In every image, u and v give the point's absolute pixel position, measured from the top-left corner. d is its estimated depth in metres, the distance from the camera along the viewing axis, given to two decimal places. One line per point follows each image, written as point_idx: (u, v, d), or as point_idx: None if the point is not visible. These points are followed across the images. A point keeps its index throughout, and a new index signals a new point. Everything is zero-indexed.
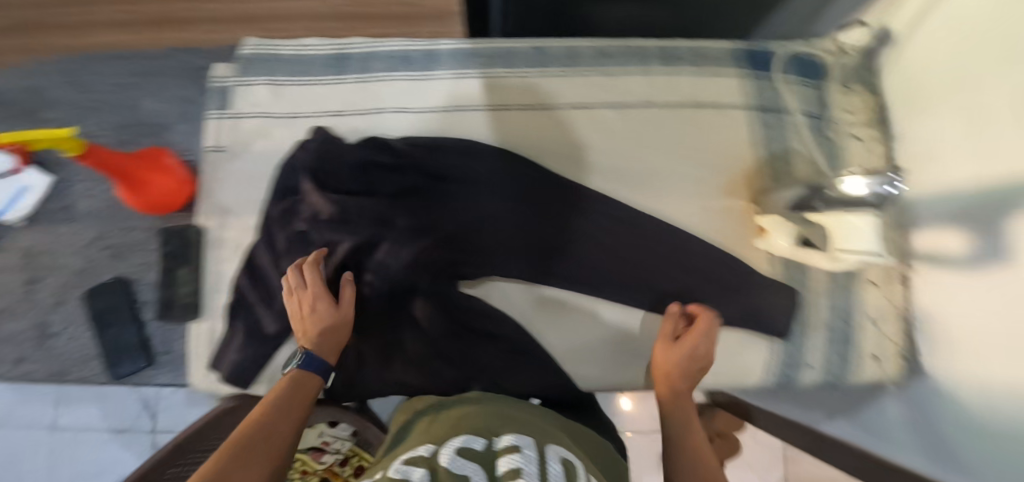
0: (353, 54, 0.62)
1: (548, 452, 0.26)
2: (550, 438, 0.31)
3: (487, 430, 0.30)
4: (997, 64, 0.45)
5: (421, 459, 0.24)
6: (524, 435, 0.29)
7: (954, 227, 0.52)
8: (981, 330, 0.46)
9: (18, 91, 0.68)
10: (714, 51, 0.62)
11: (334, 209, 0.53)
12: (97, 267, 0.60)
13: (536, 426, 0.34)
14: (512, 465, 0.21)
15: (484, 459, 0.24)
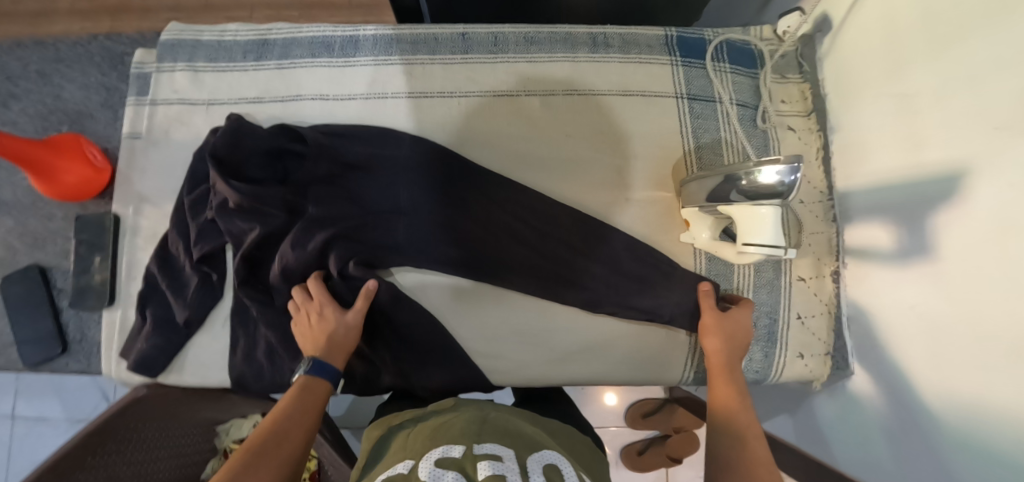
0: (274, 40, 0.61)
1: (526, 458, 0.32)
2: (532, 438, 0.36)
3: (468, 435, 0.34)
4: (925, 49, 0.43)
5: (404, 477, 0.29)
6: (502, 444, 0.33)
7: (875, 219, 0.52)
8: (920, 325, 0.45)
9: None
10: (644, 37, 0.61)
11: (240, 198, 0.51)
12: (14, 255, 0.60)
13: (510, 425, 0.38)
14: (492, 474, 0.26)
15: (462, 466, 0.29)
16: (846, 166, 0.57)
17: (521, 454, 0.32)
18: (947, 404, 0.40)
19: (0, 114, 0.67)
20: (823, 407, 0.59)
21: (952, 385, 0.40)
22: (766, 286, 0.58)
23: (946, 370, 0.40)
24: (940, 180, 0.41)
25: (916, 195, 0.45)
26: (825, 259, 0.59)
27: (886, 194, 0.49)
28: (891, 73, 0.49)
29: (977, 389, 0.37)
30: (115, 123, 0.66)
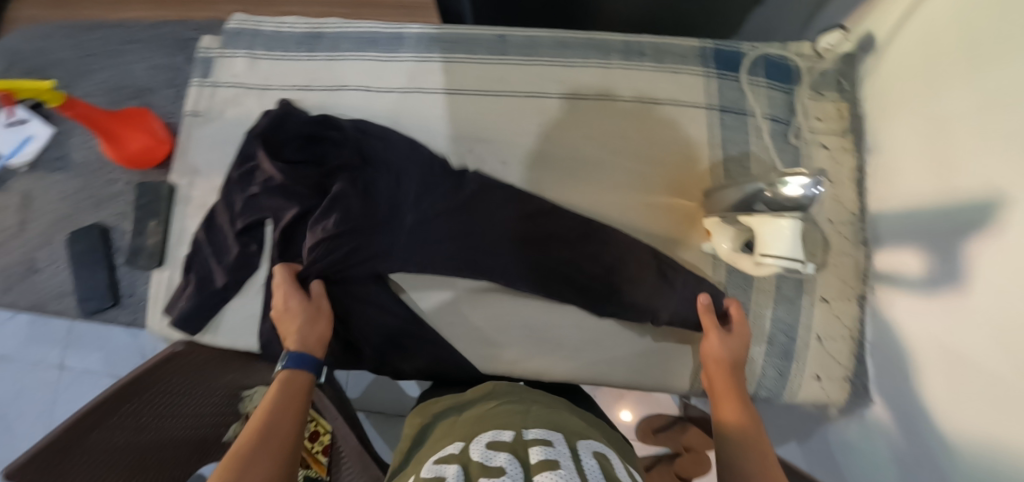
0: (325, 33, 0.65)
1: (580, 445, 0.31)
2: (577, 428, 0.36)
3: (515, 423, 0.35)
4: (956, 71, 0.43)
5: (455, 456, 0.30)
6: (551, 429, 0.34)
7: (907, 244, 0.50)
8: (942, 351, 0.44)
9: (39, 50, 0.76)
10: (678, 47, 0.62)
11: (281, 177, 0.55)
12: (80, 213, 0.66)
13: (560, 416, 0.39)
14: (545, 456, 0.26)
15: (514, 447, 0.29)
16: (882, 186, 0.55)
17: (570, 437, 0.33)
18: (969, 436, 0.38)
19: (77, 87, 0.74)
20: (840, 434, 0.57)
21: (976, 418, 0.38)
22: (784, 304, 0.57)
23: (969, 402, 0.39)
24: (974, 206, 0.40)
25: (949, 221, 0.43)
26: (852, 281, 0.57)
27: (918, 219, 0.48)
28: (929, 94, 0.48)
29: (1000, 420, 0.35)
30: (178, 101, 0.72)
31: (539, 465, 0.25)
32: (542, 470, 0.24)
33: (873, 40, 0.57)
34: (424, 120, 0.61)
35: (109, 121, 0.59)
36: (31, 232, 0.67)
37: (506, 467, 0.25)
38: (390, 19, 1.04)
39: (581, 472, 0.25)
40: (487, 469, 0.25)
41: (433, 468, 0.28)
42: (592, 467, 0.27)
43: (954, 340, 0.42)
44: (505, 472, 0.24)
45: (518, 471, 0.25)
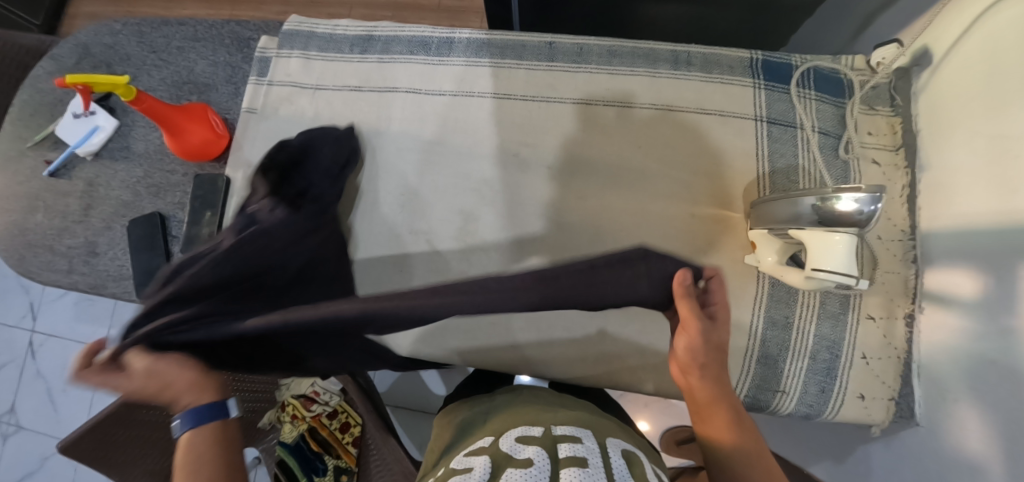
0: (378, 37, 0.67)
1: (609, 444, 0.34)
2: (605, 429, 0.38)
3: (543, 419, 0.38)
4: (1019, 90, 0.42)
5: (484, 447, 0.33)
6: (579, 426, 0.36)
7: (961, 265, 0.49)
8: (996, 377, 0.42)
9: (106, 45, 0.81)
10: (727, 59, 0.62)
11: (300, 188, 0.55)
12: (140, 201, 0.70)
13: (589, 418, 0.41)
14: (576, 454, 0.29)
15: (544, 442, 0.32)
16: (931, 207, 0.54)
17: (598, 436, 0.35)
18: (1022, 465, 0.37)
19: (144, 81, 0.78)
20: (880, 454, 0.57)
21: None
22: (830, 320, 0.56)
23: (1021, 427, 0.38)
24: None
25: (1006, 242, 0.42)
26: (898, 300, 0.56)
27: (974, 239, 0.47)
28: (992, 111, 0.46)
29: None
30: (234, 98, 0.75)
31: (569, 460, 0.28)
32: (570, 465, 0.26)
33: (931, 55, 0.56)
34: (470, 124, 0.63)
35: (176, 115, 0.61)
36: (94, 218, 0.70)
37: (535, 459, 0.28)
38: (429, 23, 1.07)
39: (609, 470, 0.28)
40: (516, 462, 0.28)
41: (463, 460, 0.31)
42: (620, 465, 0.29)
43: (1011, 364, 0.41)
44: (532, 464, 0.27)
45: (547, 463, 0.27)
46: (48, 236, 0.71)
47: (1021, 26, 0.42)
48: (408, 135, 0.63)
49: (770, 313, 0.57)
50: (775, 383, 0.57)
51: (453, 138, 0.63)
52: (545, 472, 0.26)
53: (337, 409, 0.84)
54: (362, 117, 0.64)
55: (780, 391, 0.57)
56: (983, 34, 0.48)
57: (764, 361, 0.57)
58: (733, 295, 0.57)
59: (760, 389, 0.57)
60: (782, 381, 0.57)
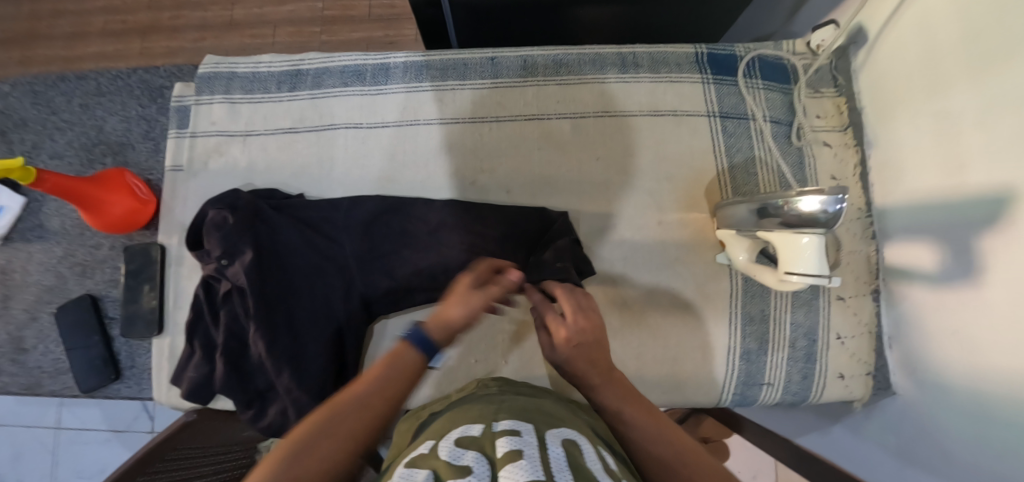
0: (306, 70, 0.62)
1: (548, 433, 0.32)
2: (551, 417, 0.37)
3: (487, 417, 0.36)
4: (973, 58, 0.42)
5: (424, 456, 0.30)
6: (520, 419, 0.35)
7: (917, 240, 0.50)
8: (964, 343, 0.44)
9: (9, 117, 0.74)
10: (672, 56, 0.61)
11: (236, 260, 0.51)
12: (65, 283, 0.64)
13: (536, 406, 0.39)
14: (510, 451, 0.27)
15: (481, 443, 0.30)
16: (885, 183, 0.55)
17: (541, 426, 0.34)
18: (997, 427, 0.38)
19: (48, 147, 0.73)
20: (861, 425, 0.58)
21: (997, 410, 0.39)
22: (803, 307, 0.57)
23: (990, 386, 0.40)
24: (986, 198, 0.41)
25: (956, 218, 0.44)
26: (864, 278, 0.58)
27: (927, 212, 0.49)
28: (933, 87, 0.48)
29: (1013, 399, 0.37)
30: (156, 155, 0.71)
31: (505, 457, 0.26)
32: (507, 462, 0.25)
33: (865, 34, 0.57)
34: (421, 155, 0.60)
35: (89, 188, 0.54)
36: (14, 309, 0.64)
37: (473, 465, 0.26)
38: (363, 35, 1.01)
39: (546, 458, 0.26)
40: (455, 467, 0.26)
41: (404, 472, 0.28)
42: (558, 453, 0.28)
43: (973, 330, 0.43)
44: (472, 473, 0.25)
45: (486, 468, 0.26)
46: None
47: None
48: (357, 174, 0.59)
49: (746, 308, 0.57)
50: (760, 377, 0.57)
51: (405, 173, 0.59)
52: (484, 477, 0.25)
53: None
54: (303, 162, 0.60)
55: (766, 384, 0.57)
56: (922, 11, 0.48)
57: (745, 357, 0.57)
58: (708, 295, 0.57)
59: (747, 385, 0.57)
60: (763, 374, 0.57)
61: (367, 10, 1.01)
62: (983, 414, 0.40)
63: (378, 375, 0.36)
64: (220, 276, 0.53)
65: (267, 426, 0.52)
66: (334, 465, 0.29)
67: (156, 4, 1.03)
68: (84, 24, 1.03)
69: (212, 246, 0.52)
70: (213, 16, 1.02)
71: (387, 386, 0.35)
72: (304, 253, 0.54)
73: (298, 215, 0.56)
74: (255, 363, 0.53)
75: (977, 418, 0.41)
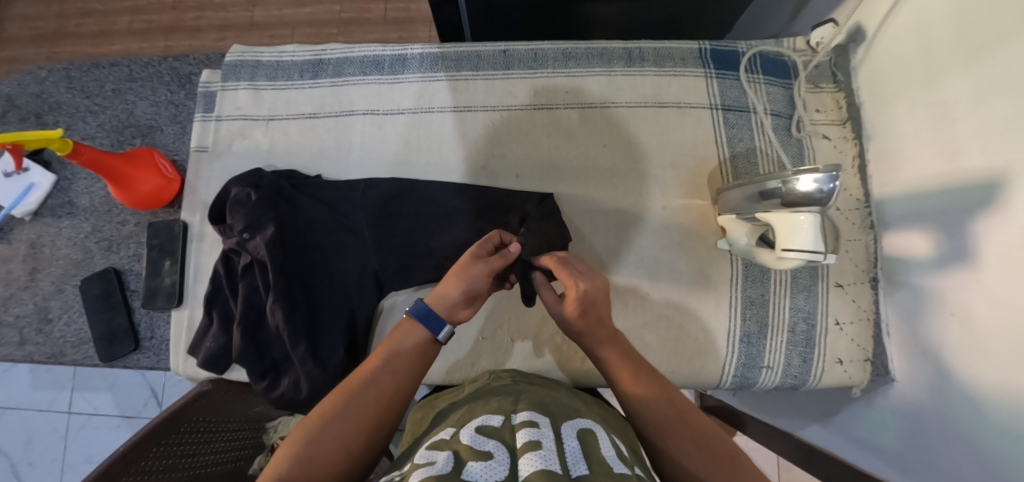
0: (327, 60, 0.65)
1: (565, 427, 0.34)
2: (566, 412, 0.39)
3: (505, 408, 0.38)
4: (970, 52, 0.44)
5: (446, 441, 0.32)
6: (538, 411, 0.37)
7: (915, 227, 0.52)
8: (962, 330, 0.45)
9: (45, 102, 0.79)
10: (677, 51, 0.64)
11: (256, 233, 0.54)
12: (91, 257, 0.67)
13: (552, 399, 0.41)
14: (530, 441, 0.29)
15: (501, 434, 0.32)
16: (883, 174, 0.57)
17: (557, 420, 0.36)
18: (993, 405, 0.40)
19: (80, 129, 0.76)
20: (860, 412, 0.59)
21: (993, 389, 0.40)
22: (802, 292, 0.59)
23: (986, 365, 0.41)
24: (979, 186, 0.43)
25: (953, 203, 0.46)
26: (863, 266, 0.59)
27: (924, 201, 0.50)
28: (929, 80, 0.50)
29: (1006, 380, 0.39)
30: (182, 138, 0.74)
31: (525, 447, 0.29)
32: (526, 452, 0.27)
33: (864, 32, 0.60)
34: (433, 141, 0.62)
35: (120, 164, 0.58)
36: (42, 281, 0.67)
37: (494, 452, 0.29)
38: (378, 36, 1.05)
39: (562, 452, 0.29)
40: (477, 452, 0.28)
41: (427, 453, 0.31)
42: (573, 447, 0.30)
43: (969, 316, 0.44)
44: (492, 458, 0.28)
45: (505, 455, 0.28)
46: None
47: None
48: (372, 158, 0.62)
49: (747, 293, 0.58)
50: (759, 360, 0.58)
51: (418, 157, 0.62)
52: (503, 466, 0.27)
53: None
54: (321, 146, 0.63)
55: (765, 367, 0.58)
56: (919, 8, 0.50)
57: (744, 341, 0.58)
58: (710, 281, 0.59)
59: (746, 368, 0.58)
60: (762, 358, 0.58)
61: (383, 12, 1.05)
62: (981, 393, 0.41)
63: (389, 356, 0.39)
64: (240, 249, 0.55)
65: (279, 397, 0.54)
66: (342, 444, 0.33)
67: (180, 4, 1.08)
68: (112, 22, 1.08)
69: (235, 220, 0.55)
70: (235, 16, 1.06)
71: (391, 368, 0.38)
72: (323, 229, 0.57)
73: (318, 194, 0.59)
74: (270, 336, 0.55)
75: (976, 401, 0.42)
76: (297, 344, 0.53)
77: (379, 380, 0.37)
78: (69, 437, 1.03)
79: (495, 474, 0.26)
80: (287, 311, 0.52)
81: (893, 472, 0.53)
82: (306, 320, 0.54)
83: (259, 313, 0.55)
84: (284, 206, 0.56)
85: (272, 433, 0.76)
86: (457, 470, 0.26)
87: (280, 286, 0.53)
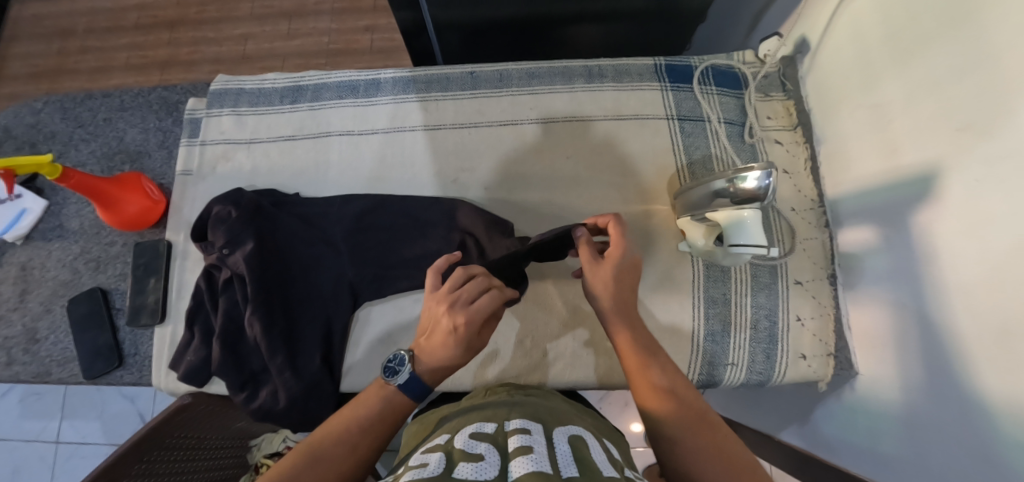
0: (306, 86, 0.70)
1: (558, 433, 0.35)
2: (560, 420, 0.40)
3: (500, 417, 0.40)
4: (903, 56, 0.47)
5: (440, 445, 0.34)
6: (531, 420, 0.38)
7: (864, 224, 0.54)
8: (914, 317, 0.47)
9: (41, 132, 0.83)
10: (633, 67, 0.68)
11: (235, 248, 0.57)
12: (79, 278, 0.69)
13: (550, 410, 0.43)
14: (521, 444, 0.31)
15: (494, 438, 0.34)
16: (834, 175, 0.60)
17: (549, 427, 0.37)
18: (949, 389, 0.41)
19: (72, 156, 0.80)
20: (830, 409, 0.60)
21: (948, 374, 0.42)
22: (763, 290, 0.61)
23: (944, 354, 0.42)
24: (918, 179, 0.46)
25: (897, 197, 0.49)
26: (821, 263, 0.61)
27: (870, 198, 0.53)
28: (864, 86, 0.53)
29: (964, 364, 0.40)
30: (169, 162, 0.78)
31: (516, 450, 0.30)
32: (518, 455, 0.29)
33: (808, 44, 0.64)
34: (407, 158, 0.66)
35: (108, 187, 0.61)
36: (31, 302, 0.70)
37: (485, 455, 0.30)
38: (364, 65, 1.10)
39: (552, 456, 0.30)
40: (469, 455, 0.30)
41: (420, 457, 0.32)
42: (564, 451, 0.31)
43: (921, 302, 0.46)
44: (483, 459, 0.29)
45: (496, 458, 0.30)
46: None
47: (883, 10, 0.50)
48: (349, 176, 0.65)
49: (709, 292, 0.61)
50: (724, 357, 0.60)
51: (392, 173, 0.65)
52: (495, 466, 0.28)
53: None
54: (300, 166, 0.66)
55: (731, 364, 0.60)
56: (852, 20, 0.55)
57: (710, 341, 0.60)
58: (674, 282, 0.61)
59: (713, 365, 0.60)
60: (729, 356, 0.60)
61: (369, 42, 1.11)
62: (937, 380, 0.43)
63: (366, 417, 0.40)
64: (221, 265, 0.58)
65: (257, 407, 0.55)
66: None
67: (174, 40, 1.14)
68: (108, 58, 1.14)
69: (218, 236, 0.58)
70: (227, 49, 1.12)
71: (366, 429, 0.39)
72: (301, 243, 0.60)
73: (298, 211, 0.62)
74: (248, 347, 0.57)
75: (934, 390, 0.43)
76: (274, 354, 0.54)
77: (352, 442, 0.38)
78: (56, 466, 1.02)
79: (484, 474, 0.27)
80: (263, 323, 0.54)
81: (867, 467, 0.53)
82: (282, 332, 0.55)
83: (237, 326, 0.57)
84: (264, 223, 0.59)
85: (256, 451, 0.78)
86: (448, 470, 0.27)
87: (258, 299, 0.54)
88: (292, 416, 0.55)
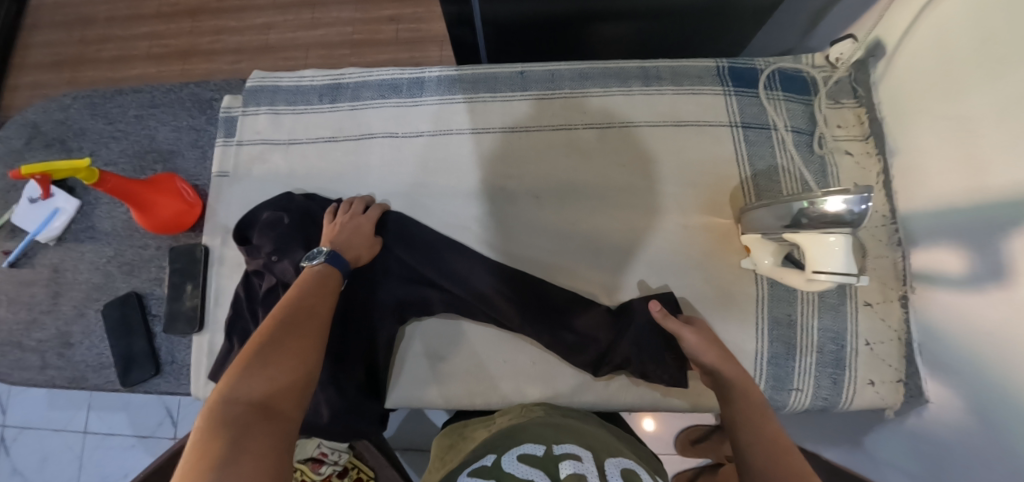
0: (345, 84, 0.66)
1: (608, 464, 0.33)
2: (610, 448, 0.38)
3: (548, 439, 0.38)
4: (990, 55, 0.43)
5: (487, 468, 0.32)
6: (580, 446, 0.36)
7: (943, 244, 0.50)
8: (991, 353, 0.43)
9: (69, 128, 0.81)
10: (693, 69, 0.64)
11: (280, 256, 0.55)
12: (113, 282, 0.67)
13: (593, 435, 0.40)
14: (573, 473, 0.29)
15: (543, 463, 0.32)
16: (908, 189, 0.56)
17: (599, 455, 0.35)
18: None
19: (102, 154, 0.78)
20: (895, 435, 0.57)
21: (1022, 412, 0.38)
22: (830, 312, 0.57)
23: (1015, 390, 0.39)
24: (1005, 200, 0.41)
25: (980, 215, 0.44)
26: (892, 284, 0.57)
27: (949, 216, 0.49)
28: (948, 94, 0.49)
29: None
30: (202, 162, 0.76)
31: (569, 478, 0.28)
32: None
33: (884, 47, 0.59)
34: (452, 163, 0.63)
35: (141, 190, 0.59)
36: (63, 305, 0.68)
37: None
38: (389, 57, 1.07)
39: None
40: None
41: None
42: None
43: (1002, 336, 0.41)
44: None
45: None
46: (18, 329, 0.69)
47: (972, 10, 0.44)
48: (389, 182, 0.62)
49: (772, 312, 0.57)
50: (787, 382, 0.57)
51: (435, 179, 0.62)
52: None
53: (347, 466, 0.80)
54: (342, 169, 0.63)
55: (794, 389, 0.57)
56: (935, 18, 0.50)
57: (770, 363, 0.57)
58: (733, 300, 0.58)
59: (775, 390, 0.57)
60: (791, 379, 0.57)
61: (395, 33, 1.07)
62: (1012, 420, 0.39)
63: (299, 290, 0.43)
64: (264, 272, 0.56)
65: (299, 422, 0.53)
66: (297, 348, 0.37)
67: (197, 29, 1.10)
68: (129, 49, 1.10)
69: (264, 242, 0.57)
70: (250, 40, 1.09)
71: (307, 297, 0.43)
72: None
73: None
74: None
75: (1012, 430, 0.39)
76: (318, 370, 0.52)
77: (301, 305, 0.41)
78: (85, 458, 1.02)
79: None
80: None
81: None
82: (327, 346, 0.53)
83: None
84: (311, 230, 0.57)
85: None
86: None
87: None
88: (335, 431, 0.53)
